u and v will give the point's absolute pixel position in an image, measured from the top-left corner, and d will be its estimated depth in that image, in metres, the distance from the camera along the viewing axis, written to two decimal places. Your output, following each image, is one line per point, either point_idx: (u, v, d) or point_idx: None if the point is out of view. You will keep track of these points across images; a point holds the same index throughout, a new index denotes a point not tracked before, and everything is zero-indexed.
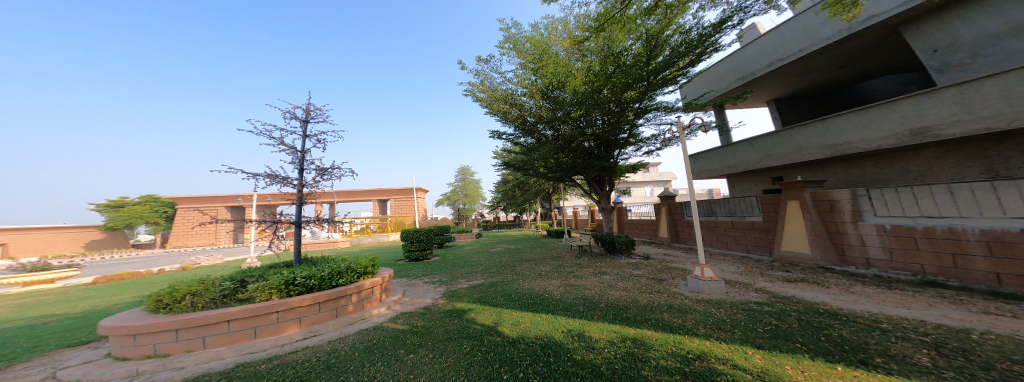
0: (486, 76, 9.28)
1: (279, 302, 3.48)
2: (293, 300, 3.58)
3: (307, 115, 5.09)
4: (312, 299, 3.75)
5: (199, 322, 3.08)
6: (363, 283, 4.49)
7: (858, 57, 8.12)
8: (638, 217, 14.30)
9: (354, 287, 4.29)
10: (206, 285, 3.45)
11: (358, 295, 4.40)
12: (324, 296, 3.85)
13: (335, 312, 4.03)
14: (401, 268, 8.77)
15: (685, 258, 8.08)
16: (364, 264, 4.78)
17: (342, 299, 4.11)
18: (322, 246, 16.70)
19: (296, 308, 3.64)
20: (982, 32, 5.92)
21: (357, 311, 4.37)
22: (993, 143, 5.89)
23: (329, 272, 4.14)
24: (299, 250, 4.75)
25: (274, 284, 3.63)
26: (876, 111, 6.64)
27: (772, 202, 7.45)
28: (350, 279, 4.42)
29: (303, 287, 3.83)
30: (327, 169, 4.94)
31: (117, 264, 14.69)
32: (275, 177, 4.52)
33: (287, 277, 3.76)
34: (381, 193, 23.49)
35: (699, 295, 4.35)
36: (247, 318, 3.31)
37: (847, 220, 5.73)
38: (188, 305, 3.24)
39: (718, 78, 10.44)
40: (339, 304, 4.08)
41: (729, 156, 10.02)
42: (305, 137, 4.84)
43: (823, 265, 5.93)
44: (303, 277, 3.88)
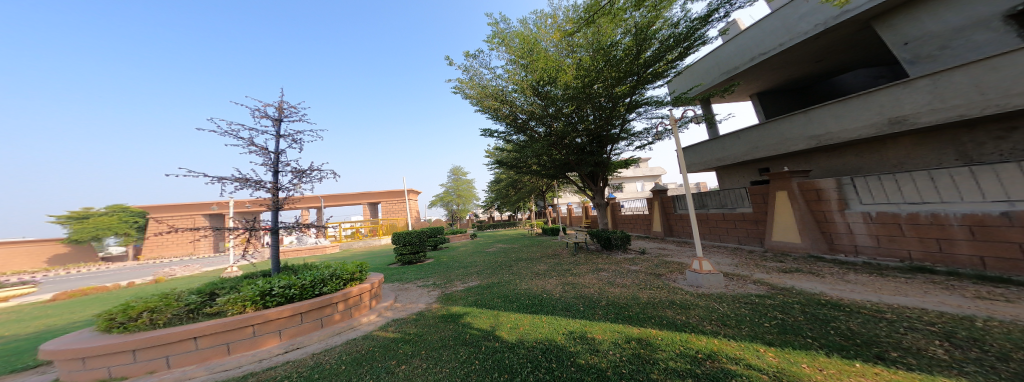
0: (475, 72, 9.03)
1: (255, 315, 3.23)
2: (271, 312, 3.34)
3: (281, 114, 4.76)
4: (291, 311, 3.50)
5: (162, 340, 2.83)
6: (350, 289, 4.23)
7: (836, 51, 8.29)
8: (631, 212, 14.37)
9: (341, 295, 4.05)
10: (169, 300, 3.18)
11: (345, 303, 4.16)
12: (305, 306, 3.61)
13: (319, 322, 3.79)
14: (393, 271, 8.48)
15: (680, 252, 8.10)
16: (350, 270, 4.53)
17: (326, 308, 3.88)
18: (310, 252, 16.11)
19: (274, 320, 3.39)
20: (948, 25, 6.07)
21: (344, 319, 4.14)
22: (966, 130, 6.09)
23: (311, 280, 3.91)
24: (277, 259, 4.45)
25: (247, 296, 3.37)
26: (856, 102, 6.76)
27: (760, 193, 7.55)
28: (335, 287, 4.17)
29: (280, 298, 3.57)
30: (305, 171, 4.64)
31: (84, 278, 13.76)
32: (245, 180, 4.16)
33: (262, 288, 3.51)
34: (374, 197, 22.87)
35: (699, 290, 4.29)
36: (217, 333, 3.06)
37: (834, 209, 5.81)
38: (146, 322, 2.98)
39: (705, 72, 10.49)
40: (323, 314, 3.85)
41: (718, 149, 10.12)
42: (278, 137, 4.53)
43: (814, 254, 6.01)
44: (282, 286, 3.63)
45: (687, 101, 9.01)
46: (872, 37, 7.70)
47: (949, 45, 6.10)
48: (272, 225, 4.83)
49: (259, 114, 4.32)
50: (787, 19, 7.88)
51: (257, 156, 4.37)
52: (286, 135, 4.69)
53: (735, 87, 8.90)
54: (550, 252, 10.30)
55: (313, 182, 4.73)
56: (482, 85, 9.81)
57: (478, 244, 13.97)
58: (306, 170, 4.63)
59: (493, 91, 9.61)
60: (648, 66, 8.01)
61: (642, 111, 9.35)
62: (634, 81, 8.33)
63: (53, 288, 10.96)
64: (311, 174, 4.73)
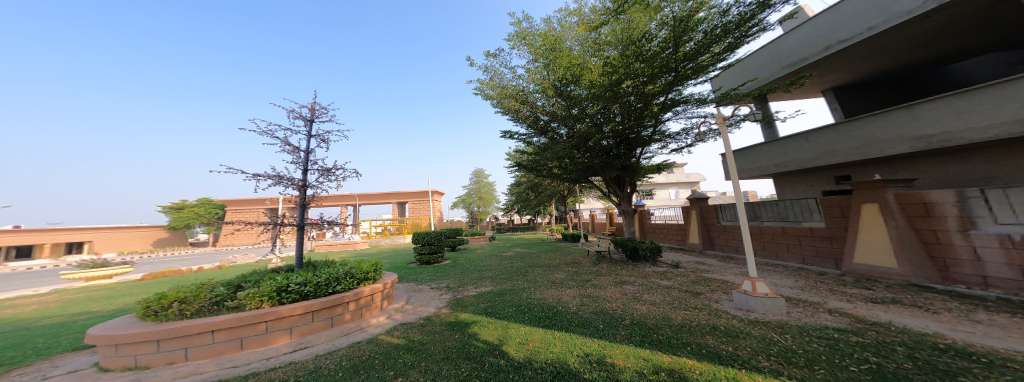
0: (496, 72, 8.91)
1: (269, 311, 3.23)
2: (283, 309, 3.33)
3: (313, 115, 4.99)
4: (304, 308, 3.48)
5: (182, 332, 2.90)
6: (362, 289, 4.19)
7: (947, 31, 6.85)
8: (662, 221, 13.14)
9: (352, 294, 4.00)
10: (199, 291, 3.29)
11: (356, 303, 4.11)
12: (317, 304, 3.58)
13: (330, 321, 3.76)
14: (410, 271, 8.48)
15: (723, 268, 7.01)
16: (364, 269, 4.48)
17: (338, 307, 3.85)
18: (343, 247, 17.11)
19: (285, 318, 3.37)
20: None
21: (354, 320, 4.08)
22: None
23: (326, 278, 3.90)
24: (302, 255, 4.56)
25: (265, 291, 3.40)
26: (988, 93, 5.39)
27: (838, 205, 6.28)
28: (349, 286, 4.14)
29: (298, 293, 3.60)
30: (331, 170, 4.79)
31: (163, 261, 15.90)
32: (276, 177, 4.36)
33: (281, 284, 3.55)
34: (399, 196, 24.02)
35: (749, 315, 3.51)
36: (232, 328, 3.08)
37: (953, 229, 4.72)
38: (175, 313, 3.08)
39: (761, 65, 9.35)
40: (335, 313, 3.81)
41: (777, 153, 8.83)
42: (309, 137, 4.74)
43: (918, 283, 4.92)
44: (298, 283, 3.64)
45: (739, 98, 7.98)
46: (1004, 11, 6.20)
47: None
48: (298, 222, 4.98)
49: (293, 116, 4.59)
50: None
51: (289, 154, 4.59)
52: (316, 137, 4.93)
53: (806, 78, 7.59)
54: (573, 260, 9.66)
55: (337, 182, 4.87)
56: (503, 86, 9.63)
57: (499, 248, 13.67)
58: (331, 170, 4.80)
59: (514, 92, 9.43)
60: (684, 62, 7.29)
61: (677, 111, 8.51)
62: (669, 80, 7.60)
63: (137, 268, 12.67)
64: (336, 173, 4.90)
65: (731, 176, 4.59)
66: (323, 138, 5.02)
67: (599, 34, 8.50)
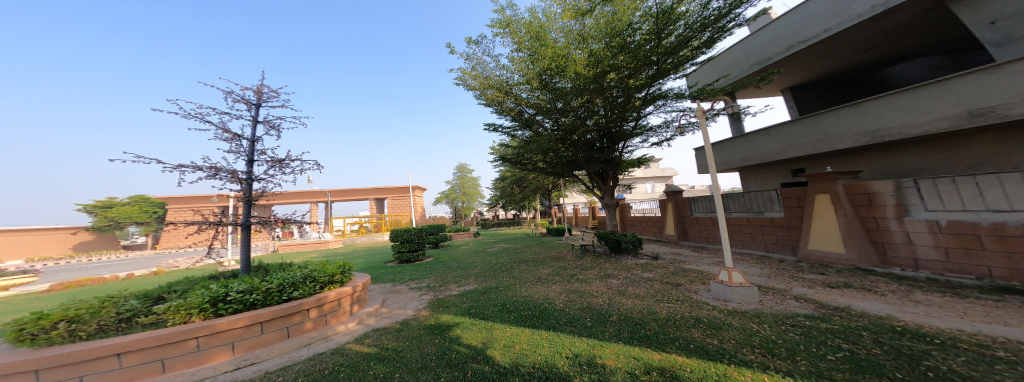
0: (479, 61, 8.58)
1: (201, 325, 2.79)
2: (219, 322, 2.89)
3: (260, 99, 4.42)
4: (249, 319, 3.06)
5: (74, 358, 2.34)
6: (326, 294, 3.83)
7: (890, 36, 7.53)
8: (641, 214, 13.62)
9: (313, 300, 3.63)
10: (104, 303, 2.78)
11: (319, 309, 3.75)
12: (267, 314, 3.18)
13: (286, 331, 3.38)
14: (388, 271, 8.06)
15: (698, 259, 7.39)
16: (329, 272, 4.14)
17: (295, 315, 3.47)
18: (312, 246, 16.01)
19: (224, 331, 2.94)
20: None
21: (317, 328, 3.72)
22: None
23: (278, 284, 3.49)
24: (248, 261, 4.06)
25: (193, 304, 2.93)
26: (922, 92, 5.95)
27: (795, 196, 6.79)
28: (309, 291, 3.76)
29: (240, 301, 3.16)
30: (283, 161, 4.27)
31: (90, 267, 13.90)
32: (213, 170, 3.80)
33: (215, 293, 3.09)
34: (378, 192, 22.66)
35: (728, 305, 3.66)
36: (149, 349, 2.60)
37: (891, 216, 5.23)
38: (64, 335, 2.49)
39: (732, 63, 9.79)
40: (291, 323, 3.43)
41: (744, 148, 9.39)
42: (254, 123, 4.20)
43: (862, 266, 5.43)
44: (240, 291, 3.21)
45: (713, 94, 8.31)
46: (938, 18, 6.89)
47: None
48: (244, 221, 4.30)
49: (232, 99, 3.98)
50: (835, 1, 7.16)
51: (229, 143, 4.02)
52: (264, 123, 4.34)
53: (775, 74, 7.95)
54: (556, 254, 9.74)
55: (291, 175, 4.36)
56: (486, 77, 9.33)
57: (481, 244, 13.46)
58: (283, 162, 4.28)
59: (498, 84, 9.21)
60: (665, 56, 7.43)
61: (658, 105, 8.71)
62: (650, 74, 7.74)
63: (55, 277, 10.88)
64: (289, 166, 4.38)
65: (709, 169, 4.71)
66: (273, 125, 4.44)
67: (582, 26, 8.40)
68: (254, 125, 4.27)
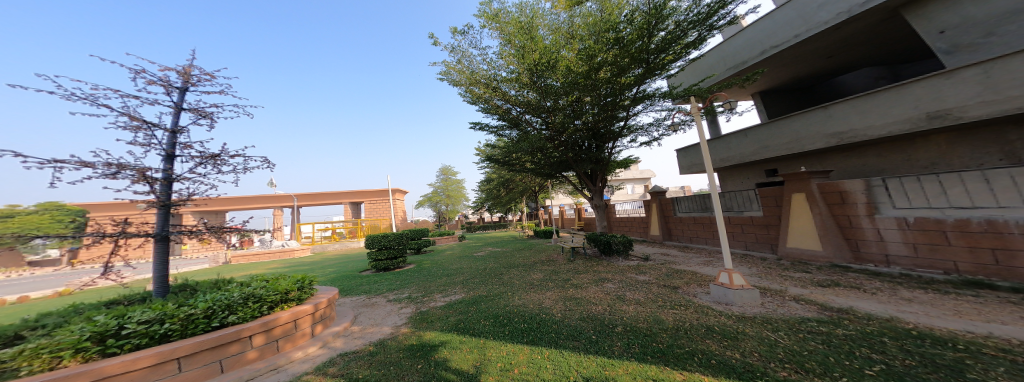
0: (465, 54, 8.10)
1: (80, 371, 2.13)
2: (110, 364, 2.24)
3: (184, 82, 3.62)
4: (157, 357, 2.46)
5: None
6: (275, 317, 3.29)
7: (850, 44, 8.05)
8: (625, 215, 13.79)
9: (257, 325, 3.10)
10: None
11: (267, 334, 3.22)
12: (187, 346, 2.62)
13: (217, 366, 2.81)
14: (363, 283, 7.32)
15: (687, 259, 7.47)
16: (281, 288, 3.63)
17: (231, 345, 2.92)
18: (275, 255, 14.52)
19: (117, 376, 2.30)
20: (993, 9, 5.68)
21: (264, 357, 3.17)
22: (1014, 126, 5.55)
23: (207, 307, 2.96)
24: (164, 282, 3.81)
25: (69, 343, 2.27)
26: (884, 96, 6.33)
27: (772, 195, 6.96)
28: (252, 314, 3.25)
29: (142, 333, 2.58)
30: (213, 156, 3.55)
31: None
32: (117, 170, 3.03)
33: (102, 327, 2.44)
34: (351, 195, 21.21)
35: (733, 309, 3.53)
36: None
37: (862, 214, 5.41)
38: None
39: (710, 66, 10.10)
40: (226, 354, 2.88)
41: (723, 149, 9.68)
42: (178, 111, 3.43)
43: (839, 263, 5.58)
44: (142, 320, 2.61)
45: (700, 94, 8.41)
46: (892, 29, 7.44)
47: (996, 31, 5.70)
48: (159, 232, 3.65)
49: (144, 79, 3.20)
50: (803, 9, 7.53)
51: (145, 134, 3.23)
52: (191, 111, 3.60)
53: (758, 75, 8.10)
54: (546, 258, 9.49)
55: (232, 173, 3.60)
56: (473, 73, 8.84)
57: (466, 248, 12.93)
58: (218, 157, 3.59)
59: (486, 81, 8.80)
60: (654, 55, 7.53)
61: (647, 105, 8.76)
62: (639, 73, 7.81)
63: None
64: (227, 161, 3.70)
65: (707, 168, 4.62)
66: (203, 113, 3.70)
67: (571, 23, 8.27)
68: (177, 113, 3.52)
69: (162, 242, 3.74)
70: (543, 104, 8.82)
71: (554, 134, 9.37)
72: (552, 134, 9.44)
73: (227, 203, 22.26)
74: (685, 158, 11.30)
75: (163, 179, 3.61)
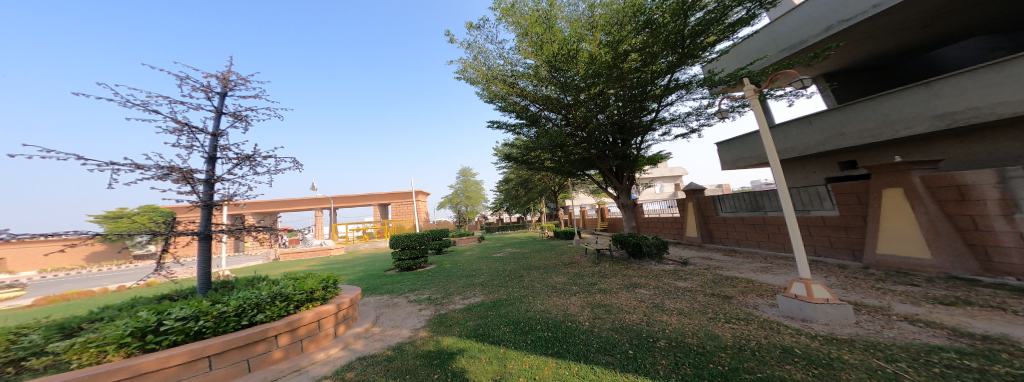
0: (479, 51, 7.88)
1: (117, 368, 1.98)
2: (143, 362, 2.06)
3: (224, 86, 3.71)
4: (189, 354, 2.27)
5: None
6: (301, 316, 3.01)
7: (955, 10, 6.56)
8: (657, 215, 12.70)
9: (282, 324, 2.83)
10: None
11: (292, 334, 2.95)
12: (217, 345, 2.39)
13: (245, 365, 2.57)
14: (383, 281, 7.33)
15: (735, 264, 6.47)
16: (310, 286, 3.38)
17: (258, 344, 2.68)
18: (313, 254, 15.48)
19: (150, 374, 2.12)
20: None
21: (289, 357, 2.91)
22: None
23: (239, 306, 2.68)
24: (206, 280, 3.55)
25: (111, 339, 2.10)
26: (1016, 65, 4.96)
27: (856, 191, 5.74)
28: (279, 313, 2.96)
29: (179, 329, 2.35)
30: (252, 157, 3.62)
31: (92, 279, 13.62)
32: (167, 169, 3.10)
33: (143, 322, 2.24)
34: (381, 197, 22.15)
35: (812, 326, 2.81)
36: None
37: (994, 213, 4.18)
38: None
39: (757, 50, 8.85)
40: (253, 353, 2.64)
41: (780, 139, 8.39)
42: (220, 115, 3.59)
43: (959, 276, 4.38)
44: (179, 317, 2.37)
45: (754, 77, 7.31)
46: None
47: None
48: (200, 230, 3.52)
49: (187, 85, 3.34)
50: None
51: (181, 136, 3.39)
52: (230, 115, 3.71)
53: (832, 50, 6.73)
54: (570, 260, 8.90)
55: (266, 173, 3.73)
56: (489, 72, 8.64)
57: (487, 249, 12.69)
58: (253, 158, 3.64)
59: (502, 78, 8.56)
60: (686, 40, 6.77)
61: (679, 96, 7.87)
62: (667, 60, 7.11)
63: (41, 293, 10.30)
64: (261, 163, 3.70)
65: (769, 157, 3.80)
66: (242, 117, 3.82)
67: (593, 12, 7.72)
68: (218, 117, 3.59)
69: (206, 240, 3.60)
70: (564, 100, 8.40)
71: (575, 131, 8.83)
72: (572, 132, 8.92)
73: (276, 206, 24.50)
74: (730, 152, 10.05)
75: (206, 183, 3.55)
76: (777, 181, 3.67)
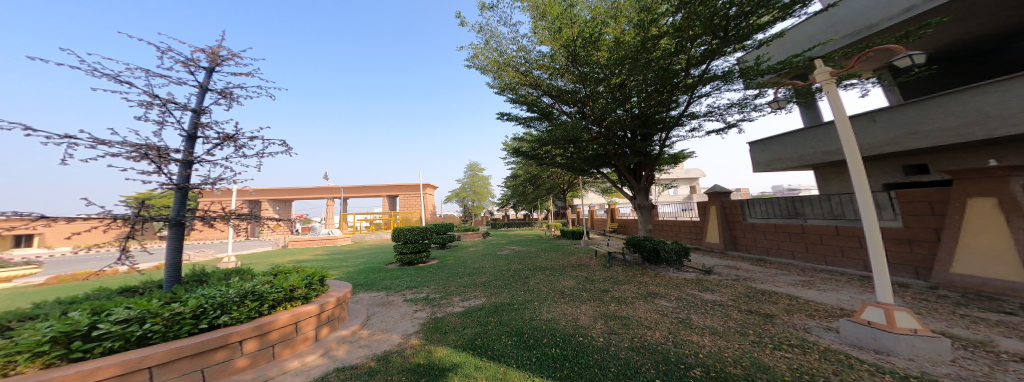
0: (492, 35, 7.36)
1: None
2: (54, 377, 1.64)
3: (213, 63, 3.31)
4: (121, 367, 1.86)
5: None
6: (271, 319, 2.64)
7: None
8: (674, 218, 11.98)
9: (247, 328, 2.46)
10: None
11: (260, 339, 2.58)
12: (159, 355, 2.00)
13: (199, 376, 2.20)
14: (383, 276, 7.03)
15: (769, 277, 5.75)
16: (293, 283, 3.05)
17: (216, 352, 2.31)
18: (320, 243, 15.49)
19: None
20: None
21: (256, 366, 2.54)
22: None
23: (197, 306, 2.31)
24: (176, 271, 3.19)
25: (25, 347, 1.70)
26: None
27: (932, 199, 5.17)
28: (247, 315, 2.60)
29: (118, 334, 1.97)
30: (235, 138, 3.24)
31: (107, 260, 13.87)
32: (139, 151, 2.69)
33: (72, 325, 1.85)
34: (390, 189, 22.12)
35: (886, 360, 2.27)
36: None
37: None
38: None
39: (806, 39, 8.12)
40: (209, 362, 2.27)
41: (827, 139, 7.69)
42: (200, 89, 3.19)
43: None
44: (119, 319, 1.99)
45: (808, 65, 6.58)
46: None
47: None
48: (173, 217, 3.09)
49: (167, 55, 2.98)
50: None
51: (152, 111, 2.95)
52: (214, 92, 3.32)
53: (930, 26, 5.67)
54: (579, 262, 8.38)
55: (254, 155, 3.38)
56: (502, 61, 8.09)
57: (492, 246, 12.29)
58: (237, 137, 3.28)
59: (516, 67, 8.06)
60: (725, 26, 6.20)
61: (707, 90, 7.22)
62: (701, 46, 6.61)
63: (55, 271, 10.48)
64: (246, 143, 3.34)
65: (845, 156, 3.11)
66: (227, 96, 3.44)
67: None
68: (201, 93, 3.21)
69: (177, 228, 3.17)
70: (578, 91, 7.89)
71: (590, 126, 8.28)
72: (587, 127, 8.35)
73: (287, 194, 24.75)
74: (765, 152, 9.27)
75: (183, 165, 3.17)
76: (857, 187, 3.06)
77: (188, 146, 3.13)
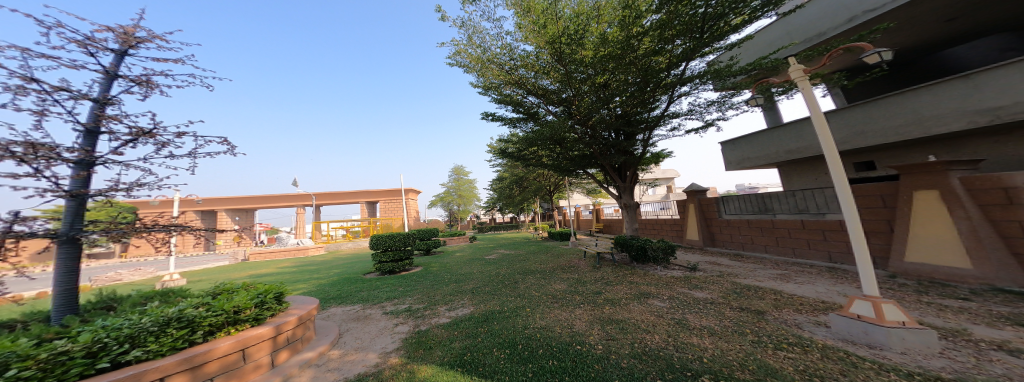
0: (475, 32, 7.13)
1: None
2: None
3: (128, 43, 2.74)
4: None
5: None
6: (205, 349, 2.26)
7: (973, 4, 6.57)
8: (655, 217, 12.29)
9: (172, 362, 2.06)
10: None
11: (191, 373, 2.18)
12: None
13: None
14: (361, 287, 6.53)
15: (749, 272, 5.93)
16: (240, 304, 2.73)
17: None
18: (292, 253, 14.42)
19: None
20: None
21: None
22: None
23: (93, 341, 1.91)
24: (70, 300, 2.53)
25: None
26: None
27: (884, 193, 5.53)
28: (170, 346, 2.21)
29: None
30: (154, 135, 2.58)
31: (32, 282, 12.07)
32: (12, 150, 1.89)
33: None
34: (368, 194, 21.10)
35: (881, 355, 2.29)
36: None
37: None
38: None
39: (770, 45, 8.65)
40: None
41: (789, 138, 8.11)
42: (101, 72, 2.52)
43: (1005, 287, 4.08)
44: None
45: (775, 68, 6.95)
46: None
47: None
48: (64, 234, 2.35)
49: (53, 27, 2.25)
50: None
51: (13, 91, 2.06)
52: (124, 77, 2.68)
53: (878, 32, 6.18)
54: (567, 264, 8.30)
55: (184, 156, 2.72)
56: (486, 58, 7.86)
57: (478, 250, 11.96)
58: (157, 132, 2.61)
59: (500, 64, 7.88)
60: (701, 27, 6.48)
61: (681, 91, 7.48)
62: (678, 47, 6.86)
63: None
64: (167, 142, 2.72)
65: (823, 151, 3.19)
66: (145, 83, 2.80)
67: None
68: (108, 80, 2.68)
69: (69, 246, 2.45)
70: (561, 93, 7.90)
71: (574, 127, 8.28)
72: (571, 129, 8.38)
73: (253, 202, 22.97)
74: (735, 152, 9.61)
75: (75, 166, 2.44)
76: (835, 180, 3.12)
77: (87, 142, 2.58)
